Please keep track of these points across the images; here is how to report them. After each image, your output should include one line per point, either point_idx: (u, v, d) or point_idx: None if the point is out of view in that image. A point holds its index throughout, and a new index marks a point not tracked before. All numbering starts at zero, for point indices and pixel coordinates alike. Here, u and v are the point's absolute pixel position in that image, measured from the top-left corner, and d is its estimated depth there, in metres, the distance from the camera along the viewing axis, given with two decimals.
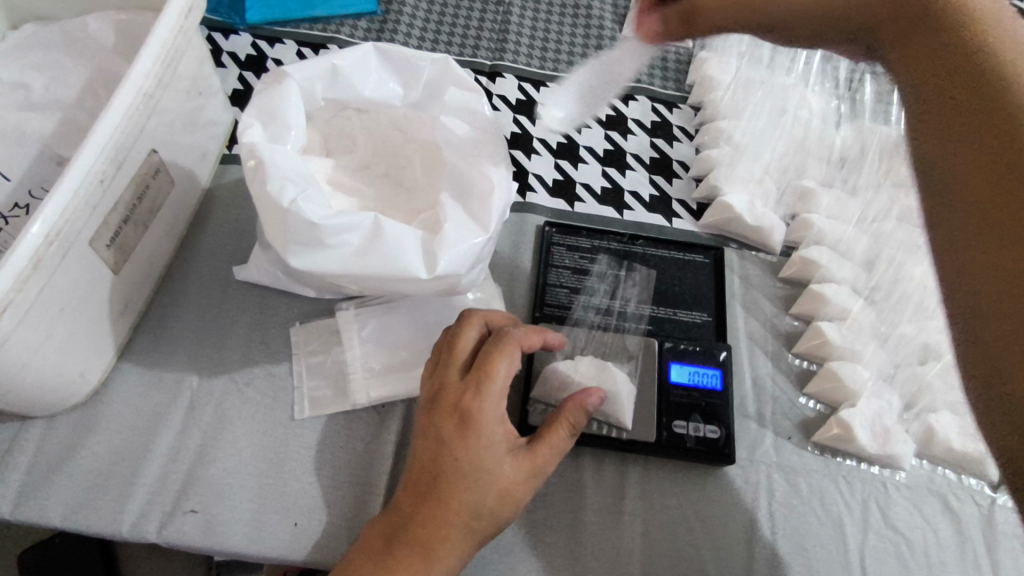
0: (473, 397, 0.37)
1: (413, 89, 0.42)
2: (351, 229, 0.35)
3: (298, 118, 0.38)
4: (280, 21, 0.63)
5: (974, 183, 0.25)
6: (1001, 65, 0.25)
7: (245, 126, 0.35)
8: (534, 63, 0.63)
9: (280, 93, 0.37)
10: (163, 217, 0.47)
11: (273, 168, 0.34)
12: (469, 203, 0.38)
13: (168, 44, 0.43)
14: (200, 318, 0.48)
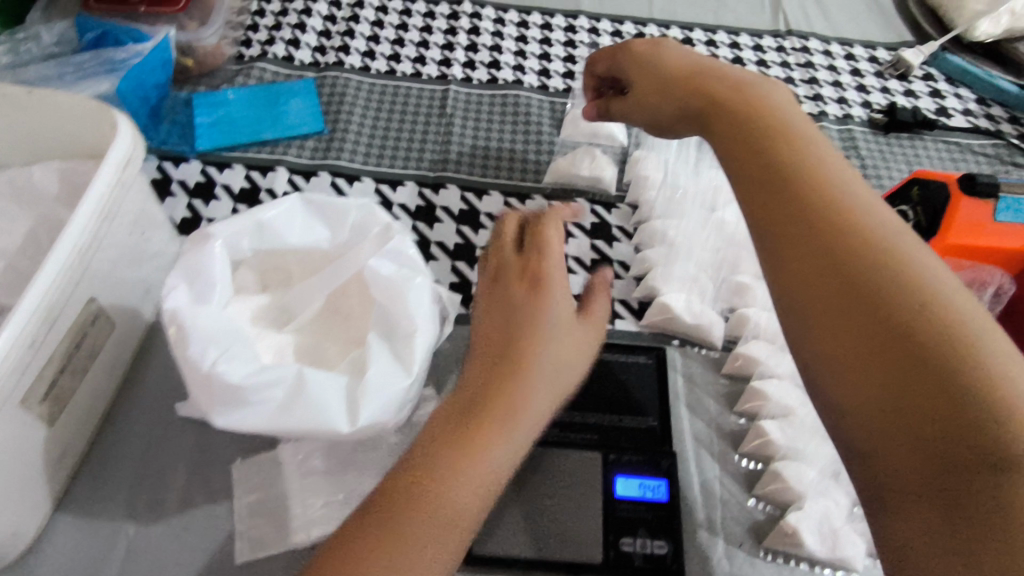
0: (500, 406, 0.33)
1: (340, 232, 0.44)
2: (274, 384, 0.35)
3: (224, 274, 0.39)
4: (230, 146, 0.65)
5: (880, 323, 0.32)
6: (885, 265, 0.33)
7: (169, 291, 0.36)
8: (476, 173, 0.65)
9: (205, 250, 0.38)
10: (104, 358, 0.47)
11: (195, 331, 0.35)
12: (394, 345, 0.39)
13: (105, 197, 0.44)
14: (141, 458, 0.47)
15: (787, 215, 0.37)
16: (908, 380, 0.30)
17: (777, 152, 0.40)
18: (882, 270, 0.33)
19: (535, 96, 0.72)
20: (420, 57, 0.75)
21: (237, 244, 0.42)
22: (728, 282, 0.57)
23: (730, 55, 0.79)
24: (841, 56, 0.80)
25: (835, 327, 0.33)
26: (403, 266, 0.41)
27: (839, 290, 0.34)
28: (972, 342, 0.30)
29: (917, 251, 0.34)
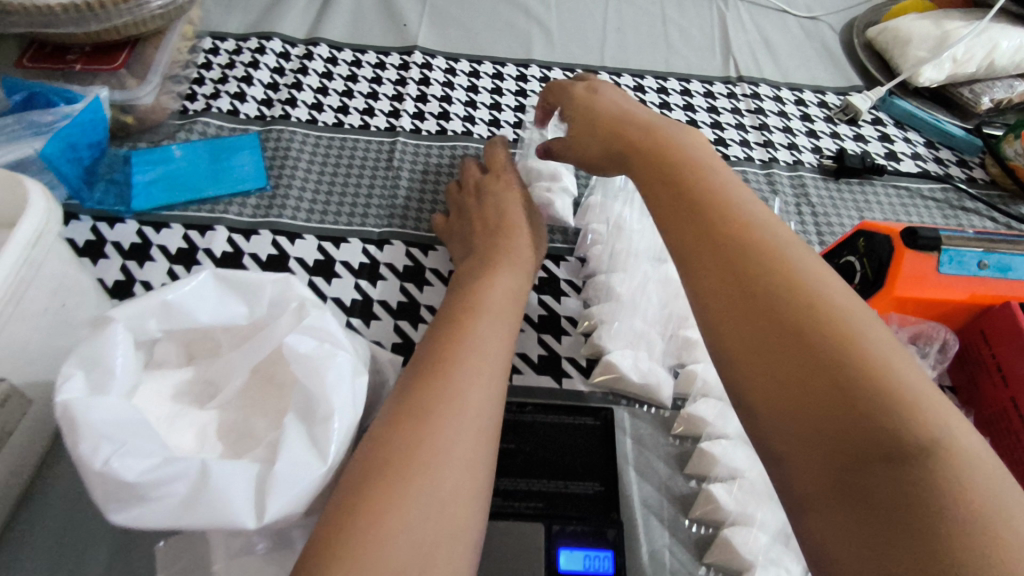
0: (437, 391, 0.39)
1: (259, 308, 0.41)
2: (175, 479, 0.33)
3: (127, 362, 0.37)
4: (168, 206, 0.63)
5: (779, 327, 0.33)
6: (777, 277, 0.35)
7: (62, 380, 0.34)
8: (423, 227, 0.65)
9: (105, 337, 0.36)
10: (17, 437, 0.45)
11: (88, 426, 0.33)
12: (308, 428, 0.37)
13: (11, 275, 0.42)
14: (57, 542, 0.45)
15: (695, 242, 0.39)
16: (808, 379, 0.31)
17: (697, 202, 0.41)
18: (776, 281, 0.35)
19: (484, 146, 0.72)
20: (369, 109, 0.74)
21: (141, 325, 0.38)
22: (677, 337, 0.56)
23: (681, 102, 0.79)
24: (791, 101, 0.81)
25: (767, 373, 0.33)
26: (325, 341, 0.39)
27: (768, 338, 0.33)
28: (851, 334, 0.31)
29: (825, 286, 0.34)
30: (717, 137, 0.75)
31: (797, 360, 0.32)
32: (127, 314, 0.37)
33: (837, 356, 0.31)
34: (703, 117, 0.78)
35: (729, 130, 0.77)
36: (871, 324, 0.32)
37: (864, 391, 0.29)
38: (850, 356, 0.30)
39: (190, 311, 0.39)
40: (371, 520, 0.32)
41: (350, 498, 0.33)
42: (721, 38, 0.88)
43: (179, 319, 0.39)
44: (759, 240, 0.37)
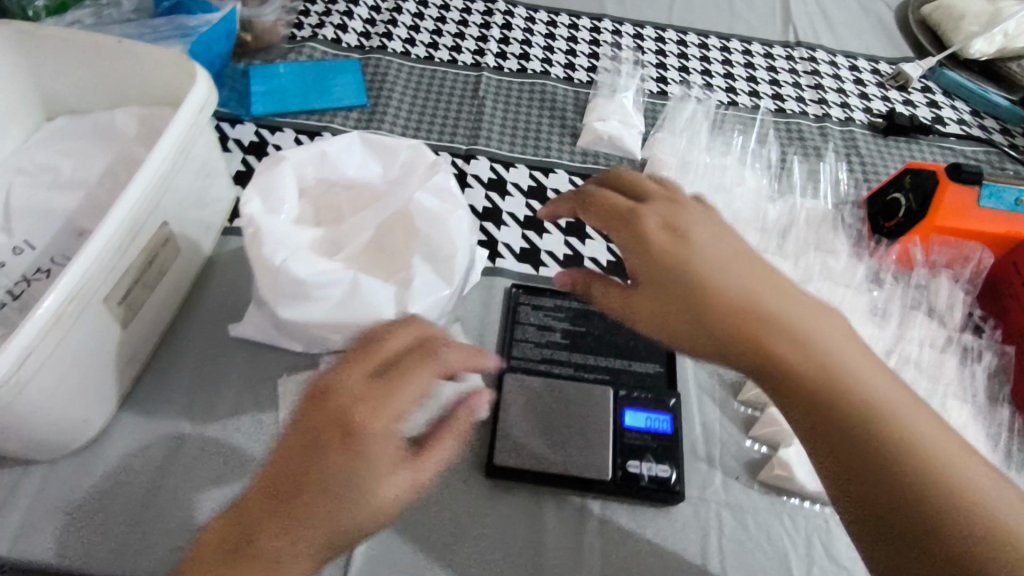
0: (331, 420, 0.34)
1: (392, 170, 0.50)
2: (333, 284, 0.41)
3: (291, 194, 0.44)
4: (281, 113, 0.71)
5: (807, 395, 0.36)
6: (783, 346, 0.36)
7: (248, 197, 0.42)
8: (504, 148, 0.71)
9: (276, 167, 0.44)
10: (170, 279, 0.53)
11: (268, 234, 0.40)
12: (434, 262, 0.45)
13: (183, 134, 0.50)
14: (198, 370, 0.53)
15: (665, 300, 0.40)
16: (837, 447, 0.35)
17: (660, 249, 0.41)
18: (776, 348, 0.36)
19: (561, 85, 0.78)
20: (456, 47, 0.81)
21: (303, 170, 0.48)
22: None
23: (742, 60, 0.84)
24: (846, 67, 0.86)
25: (807, 430, 0.36)
26: (446, 199, 0.47)
27: (816, 407, 0.35)
28: (879, 403, 0.35)
29: (867, 365, 0.36)
30: (775, 92, 0.81)
31: (826, 423, 0.35)
32: (296, 158, 0.48)
33: (882, 451, 0.34)
34: (762, 75, 0.83)
35: (786, 87, 0.82)
36: (907, 404, 0.35)
37: (906, 471, 0.33)
38: (892, 466, 0.33)
39: (339, 165, 0.49)
40: (260, 534, 0.32)
41: (271, 475, 0.34)
42: (782, 7, 0.93)
43: (331, 171, 0.49)
44: (808, 333, 0.37)
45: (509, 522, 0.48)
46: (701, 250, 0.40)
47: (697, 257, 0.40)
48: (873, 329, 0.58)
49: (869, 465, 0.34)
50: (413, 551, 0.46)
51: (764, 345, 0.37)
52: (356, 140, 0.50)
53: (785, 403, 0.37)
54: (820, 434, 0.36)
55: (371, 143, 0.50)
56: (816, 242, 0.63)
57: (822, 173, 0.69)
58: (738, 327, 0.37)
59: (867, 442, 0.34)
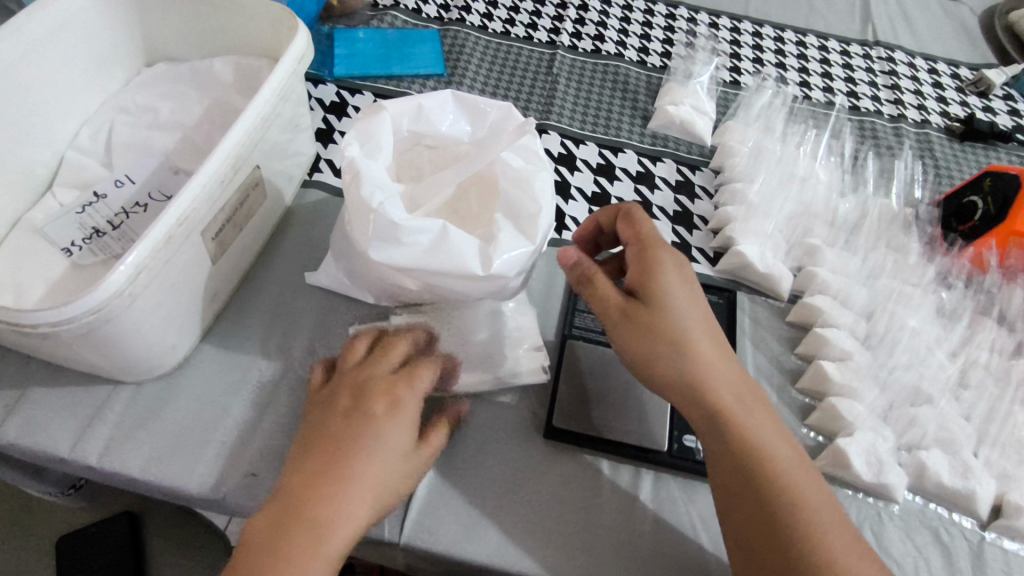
0: (363, 428, 0.41)
1: (480, 130, 0.51)
2: (423, 231, 0.42)
3: (387, 144, 0.47)
4: (362, 77, 0.73)
5: (751, 473, 0.41)
6: (751, 439, 0.42)
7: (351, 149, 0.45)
8: (575, 125, 0.72)
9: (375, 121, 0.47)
10: (255, 222, 0.55)
11: (367, 179, 0.43)
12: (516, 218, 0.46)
13: (283, 82, 0.52)
14: (274, 312, 0.56)
15: (665, 355, 0.43)
16: (754, 519, 0.40)
17: (663, 311, 0.44)
18: (747, 441, 0.42)
19: (634, 68, 0.78)
20: (532, 24, 0.82)
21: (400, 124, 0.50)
22: (801, 243, 0.62)
23: (817, 56, 0.83)
24: (925, 70, 0.84)
25: (734, 496, 0.41)
26: (532, 162, 0.48)
27: (726, 464, 0.42)
28: (802, 509, 0.40)
29: (780, 444, 0.42)
30: (850, 89, 0.79)
31: (753, 496, 0.40)
32: (395, 110, 0.49)
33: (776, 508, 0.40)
34: (838, 72, 0.81)
35: (862, 85, 0.80)
36: (816, 493, 0.41)
37: (791, 522, 0.39)
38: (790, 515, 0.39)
39: (432, 120, 0.50)
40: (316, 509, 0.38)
41: (290, 507, 0.38)
42: (862, 5, 0.92)
43: (426, 126, 0.50)
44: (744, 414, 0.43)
45: (563, 482, 0.49)
46: (679, 313, 0.44)
47: (695, 333, 0.44)
48: (937, 331, 0.57)
49: (776, 542, 0.39)
50: (469, 500, 0.48)
51: (734, 427, 0.42)
52: (449, 97, 0.51)
53: (729, 469, 0.42)
54: (743, 504, 0.41)
55: (464, 101, 0.51)
56: (885, 239, 0.62)
57: (896, 172, 0.68)
58: (718, 405, 0.43)
59: (784, 525, 0.39)
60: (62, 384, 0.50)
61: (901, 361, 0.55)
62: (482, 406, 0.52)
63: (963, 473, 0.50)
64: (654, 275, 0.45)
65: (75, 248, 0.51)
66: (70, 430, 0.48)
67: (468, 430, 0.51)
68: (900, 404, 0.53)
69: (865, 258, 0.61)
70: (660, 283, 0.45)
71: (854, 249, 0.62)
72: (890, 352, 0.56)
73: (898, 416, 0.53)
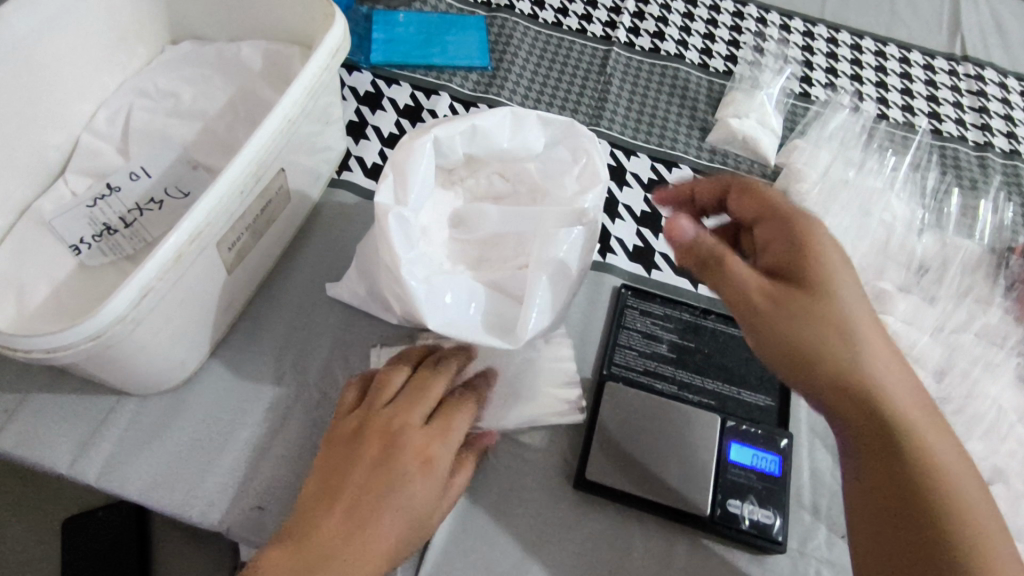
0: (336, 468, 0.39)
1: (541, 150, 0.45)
2: (448, 289, 0.40)
3: (425, 179, 0.40)
4: (400, 65, 0.68)
5: (892, 470, 0.37)
6: (895, 417, 0.37)
7: (385, 196, 0.38)
8: (627, 134, 0.66)
9: (419, 152, 0.40)
10: (276, 228, 0.51)
11: (399, 233, 0.38)
12: (538, 237, 0.41)
13: (317, 78, 0.47)
14: (290, 326, 0.52)
15: (815, 327, 0.37)
16: (903, 524, 0.36)
17: (817, 283, 0.38)
18: (896, 424, 0.37)
19: (695, 72, 0.72)
20: (587, 15, 0.76)
21: (451, 146, 0.42)
22: (870, 286, 0.56)
23: (898, 69, 0.75)
24: (1016, 91, 0.76)
25: (879, 488, 0.37)
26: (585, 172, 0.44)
27: (883, 453, 0.37)
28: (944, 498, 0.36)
29: (901, 380, 0.38)
30: (932, 109, 0.72)
31: (895, 497, 0.37)
32: (443, 133, 0.41)
33: (921, 481, 0.36)
34: (919, 89, 0.74)
35: (945, 105, 0.73)
36: (978, 502, 0.36)
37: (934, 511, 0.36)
38: (919, 466, 0.36)
39: (492, 138, 0.43)
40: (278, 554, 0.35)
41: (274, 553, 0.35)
42: (951, 13, 0.83)
43: (479, 146, 0.43)
44: (866, 362, 0.37)
45: (592, 542, 0.45)
46: (844, 298, 0.38)
47: (847, 307, 0.38)
48: (1018, 400, 0.52)
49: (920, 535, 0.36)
50: (491, 557, 0.44)
51: (888, 414, 0.37)
52: (506, 114, 0.43)
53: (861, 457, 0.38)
54: (872, 506, 0.38)
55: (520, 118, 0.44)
56: (968, 291, 0.56)
57: (982, 212, 0.61)
58: (860, 393, 0.37)
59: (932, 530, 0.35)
60: (65, 391, 0.47)
61: (977, 435, 0.50)
62: (509, 448, 0.48)
63: None
64: (808, 245, 0.40)
65: (83, 246, 0.48)
66: (71, 445, 0.45)
67: (492, 473, 0.47)
68: None
69: (944, 309, 0.55)
70: (829, 262, 0.39)
71: (932, 299, 0.55)
72: (965, 424, 0.50)
73: None
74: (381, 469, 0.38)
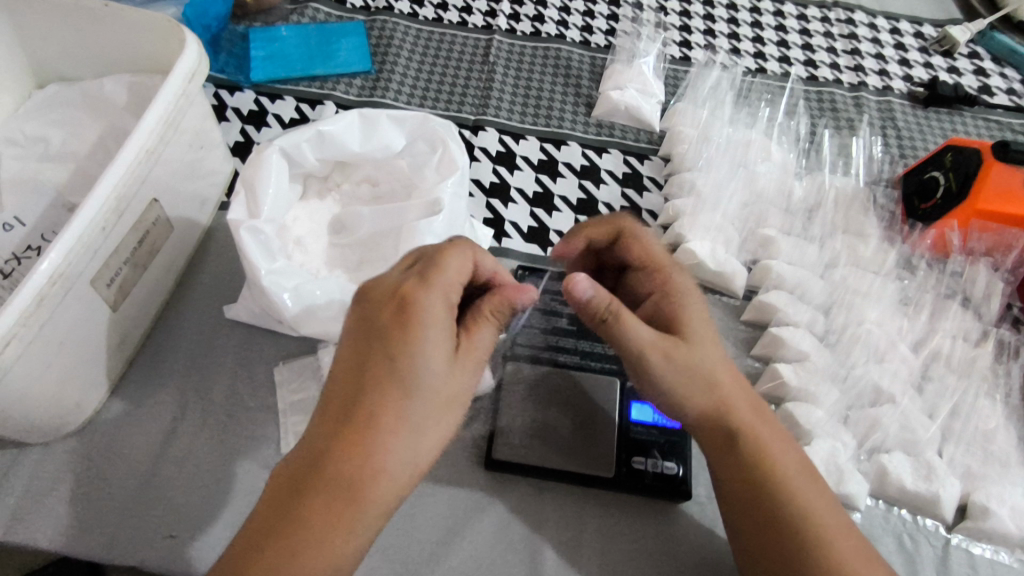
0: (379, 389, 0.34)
1: (398, 145, 0.47)
2: (322, 291, 0.41)
3: (278, 189, 0.42)
4: (282, 80, 0.68)
5: (746, 475, 0.42)
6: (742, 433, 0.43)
7: (235, 213, 0.40)
8: (514, 119, 0.67)
9: (266, 165, 0.41)
10: (162, 257, 0.51)
11: (252, 243, 0.39)
12: (404, 233, 0.43)
13: (172, 104, 0.47)
14: (192, 353, 0.52)
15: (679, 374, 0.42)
16: (758, 521, 0.41)
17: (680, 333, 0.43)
18: (741, 437, 0.43)
19: (576, 50, 0.73)
20: (467, 7, 0.76)
21: (303, 155, 0.44)
22: (754, 234, 0.58)
23: (773, 23, 0.78)
24: (887, 30, 0.79)
25: (740, 494, 0.42)
26: (443, 162, 0.46)
27: (738, 465, 0.42)
28: (794, 498, 0.41)
29: (743, 398, 0.43)
30: (807, 58, 0.75)
31: (750, 499, 0.42)
32: (288, 143, 0.43)
33: (774, 489, 0.41)
34: (794, 39, 0.77)
35: (820, 52, 0.76)
36: (818, 497, 0.42)
37: (786, 508, 0.41)
38: (769, 472, 0.42)
39: (343, 142, 0.45)
40: (332, 499, 0.32)
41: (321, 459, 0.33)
42: None
43: (332, 151, 0.45)
44: (722, 394, 0.43)
45: (508, 518, 0.46)
46: (702, 347, 0.43)
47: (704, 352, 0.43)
48: (899, 322, 0.55)
49: (773, 526, 0.41)
50: (406, 550, 0.45)
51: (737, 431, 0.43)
52: (354, 118, 0.45)
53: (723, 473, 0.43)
54: (737, 506, 0.42)
55: (369, 118, 0.45)
56: (843, 226, 0.59)
57: (854, 149, 0.64)
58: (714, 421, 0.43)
59: (783, 523, 0.40)
60: None
61: (860, 359, 0.53)
62: None
63: (926, 476, 0.47)
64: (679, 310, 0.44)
65: None
66: None
67: None
68: (859, 404, 0.51)
69: (822, 246, 0.58)
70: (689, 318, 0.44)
71: (811, 239, 0.58)
72: (849, 351, 0.53)
73: (857, 418, 0.51)
74: (448, 386, 0.35)
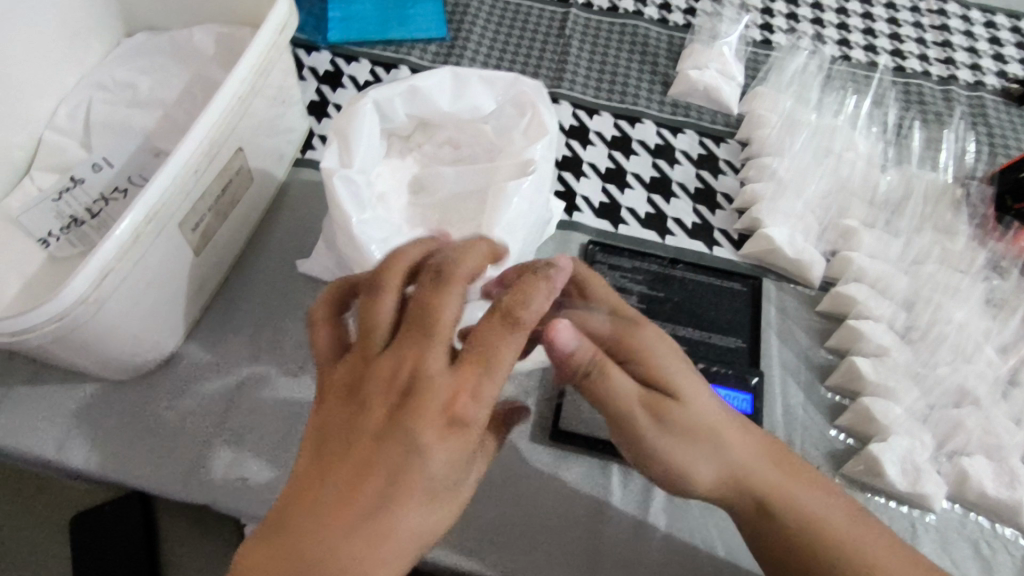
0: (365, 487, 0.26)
1: (485, 107, 0.46)
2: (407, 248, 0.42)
3: (368, 141, 0.42)
4: (358, 42, 0.68)
5: (776, 530, 0.38)
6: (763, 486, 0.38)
7: (329, 161, 0.40)
8: (588, 93, 0.66)
9: (359, 115, 0.42)
10: (243, 208, 0.52)
11: (345, 192, 0.40)
12: (491, 191, 0.43)
13: (264, 54, 0.48)
14: (265, 304, 0.52)
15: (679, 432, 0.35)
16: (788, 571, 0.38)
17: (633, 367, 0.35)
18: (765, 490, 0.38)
19: (654, 28, 0.72)
20: None
21: (393, 109, 0.44)
22: (835, 224, 0.56)
23: (859, 10, 0.75)
24: (981, 23, 0.75)
25: (772, 544, 0.38)
26: (531, 126, 0.45)
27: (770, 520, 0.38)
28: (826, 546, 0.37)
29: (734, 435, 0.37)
30: (895, 47, 0.72)
31: (782, 550, 0.38)
32: (381, 96, 0.43)
33: (810, 541, 0.37)
34: (881, 27, 0.74)
35: (908, 42, 0.73)
36: (853, 543, 0.38)
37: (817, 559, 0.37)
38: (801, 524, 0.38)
39: (432, 100, 0.45)
40: (326, 538, 0.26)
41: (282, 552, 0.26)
42: None
43: (421, 108, 0.45)
44: (710, 438, 0.36)
45: (571, 489, 0.46)
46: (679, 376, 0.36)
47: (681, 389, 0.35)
48: (986, 323, 0.52)
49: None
50: (471, 514, 0.44)
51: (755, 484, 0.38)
52: (444, 76, 0.45)
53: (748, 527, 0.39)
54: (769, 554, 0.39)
55: (460, 78, 0.46)
56: (931, 221, 0.57)
57: (944, 144, 0.62)
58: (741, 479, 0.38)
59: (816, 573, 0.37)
60: (46, 382, 0.48)
61: (944, 359, 0.51)
62: None
63: (1009, 482, 0.46)
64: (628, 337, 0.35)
65: (53, 239, 0.48)
66: (57, 433, 0.46)
67: None
68: (940, 405, 0.49)
69: (907, 241, 0.56)
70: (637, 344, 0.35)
71: (895, 232, 0.56)
72: (932, 349, 0.51)
73: (938, 419, 0.49)
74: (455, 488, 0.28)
